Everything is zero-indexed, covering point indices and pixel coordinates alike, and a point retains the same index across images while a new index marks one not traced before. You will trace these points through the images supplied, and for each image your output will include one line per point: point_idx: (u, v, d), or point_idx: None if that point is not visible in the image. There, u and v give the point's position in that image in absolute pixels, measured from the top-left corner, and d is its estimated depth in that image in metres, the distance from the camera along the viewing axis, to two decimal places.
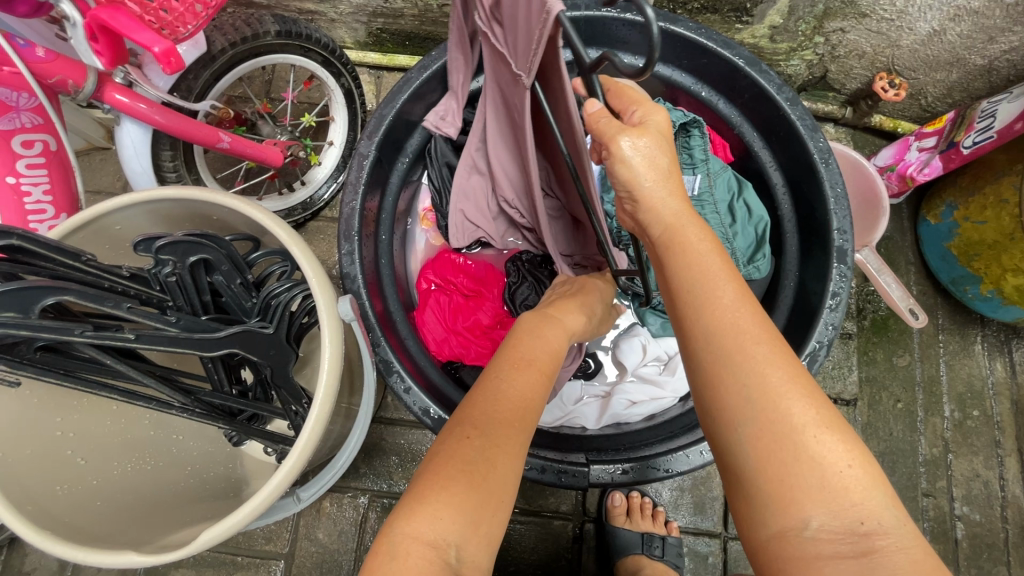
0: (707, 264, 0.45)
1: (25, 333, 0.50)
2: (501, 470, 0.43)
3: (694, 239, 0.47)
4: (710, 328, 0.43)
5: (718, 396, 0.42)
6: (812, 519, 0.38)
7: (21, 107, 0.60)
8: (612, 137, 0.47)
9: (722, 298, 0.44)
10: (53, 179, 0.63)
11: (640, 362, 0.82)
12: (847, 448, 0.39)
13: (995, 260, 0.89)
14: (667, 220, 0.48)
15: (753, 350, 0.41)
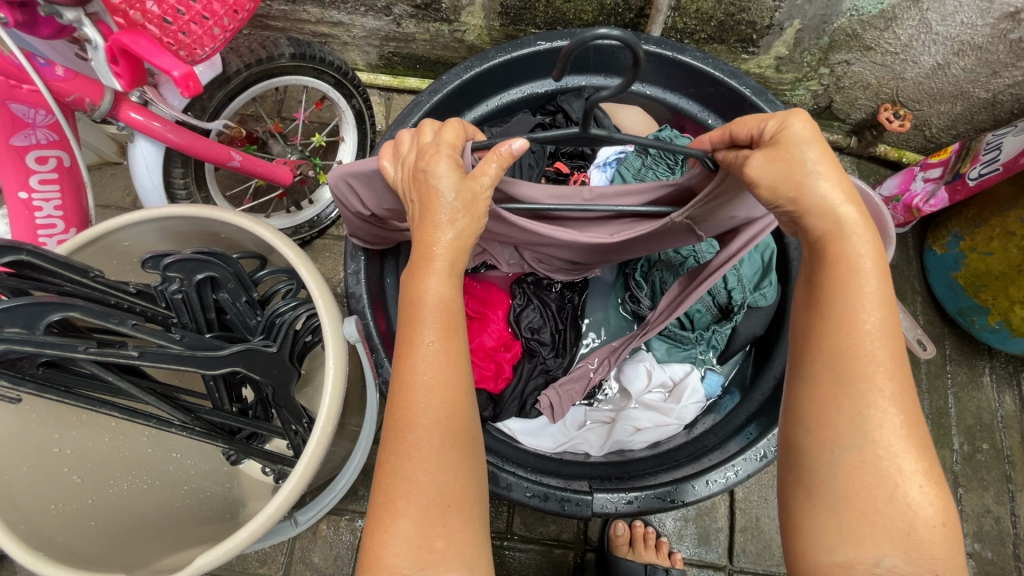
0: (864, 284, 0.41)
1: (28, 350, 0.49)
2: (447, 495, 0.39)
3: (856, 254, 0.41)
4: (839, 345, 0.41)
5: (823, 413, 0.41)
6: (885, 560, 0.38)
7: (38, 123, 0.59)
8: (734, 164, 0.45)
9: (867, 322, 0.40)
10: (64, 196, 0.64)
11: (645, 388, 0.81)
12: (938, 504, 0.39)
13: (1002, 291, 0.88)
14: (826, 222, 0.42)
15: (881, 384, 0.40)
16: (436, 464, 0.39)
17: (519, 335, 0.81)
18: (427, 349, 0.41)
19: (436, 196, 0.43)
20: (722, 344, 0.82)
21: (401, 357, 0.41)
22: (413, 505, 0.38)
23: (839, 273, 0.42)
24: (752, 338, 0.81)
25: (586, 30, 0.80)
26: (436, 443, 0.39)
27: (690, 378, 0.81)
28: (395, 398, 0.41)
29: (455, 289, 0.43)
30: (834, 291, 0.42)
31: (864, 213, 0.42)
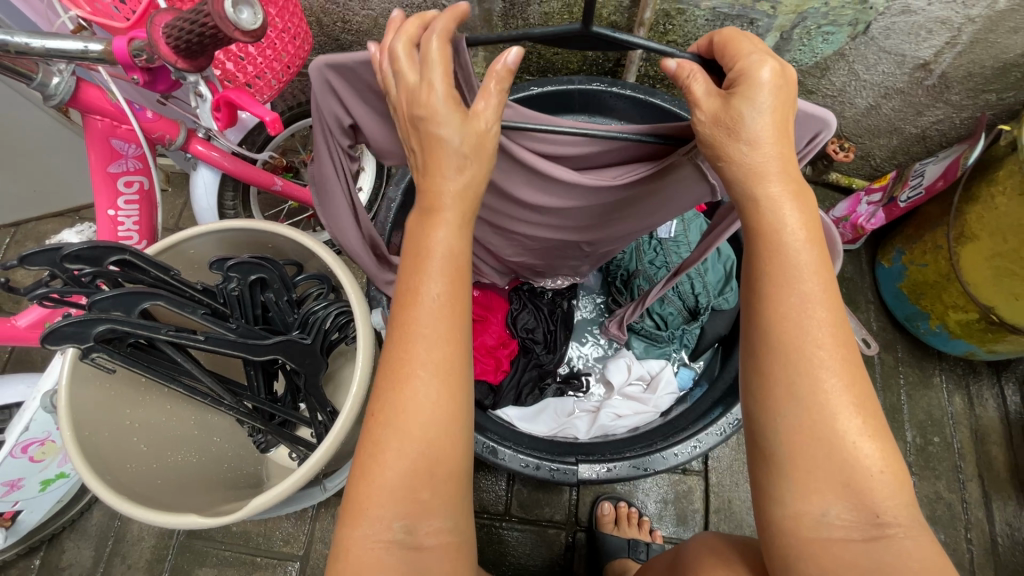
0: (797, 257, 0.43)
1: (128, 330, 0.61)
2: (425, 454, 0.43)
3: (787, 230, 0.44)
4: (769, 320, 0.43)
5: (765, 384, 0.44)
6: (830, 509, 0.41)
7: (129, 155, 0.74)
8: (697, 101, 0.46)
9: (797, 294, 0.43)
10: (141, 213, 0.77)
11: (625, 381, 0.93)
12: (881, 452, 0.42)
13: (938, 298, 1.01)
14: (753, 193, 0.45)
15: (813, 351, 0.42)
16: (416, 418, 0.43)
17: (515, 335, 0.94)
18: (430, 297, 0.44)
19: (443, 144, 0.45)
20: (692, 341, 0.95)
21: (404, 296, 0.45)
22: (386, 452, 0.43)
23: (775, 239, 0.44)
24: (718, 336, 0.94)
25: (572, 77, 0.95)
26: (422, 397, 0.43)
27: (665, 371, 0.93)
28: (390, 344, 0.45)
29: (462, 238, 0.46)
30: (761, 265, 0.44)
31: (793, 187, 0.45)
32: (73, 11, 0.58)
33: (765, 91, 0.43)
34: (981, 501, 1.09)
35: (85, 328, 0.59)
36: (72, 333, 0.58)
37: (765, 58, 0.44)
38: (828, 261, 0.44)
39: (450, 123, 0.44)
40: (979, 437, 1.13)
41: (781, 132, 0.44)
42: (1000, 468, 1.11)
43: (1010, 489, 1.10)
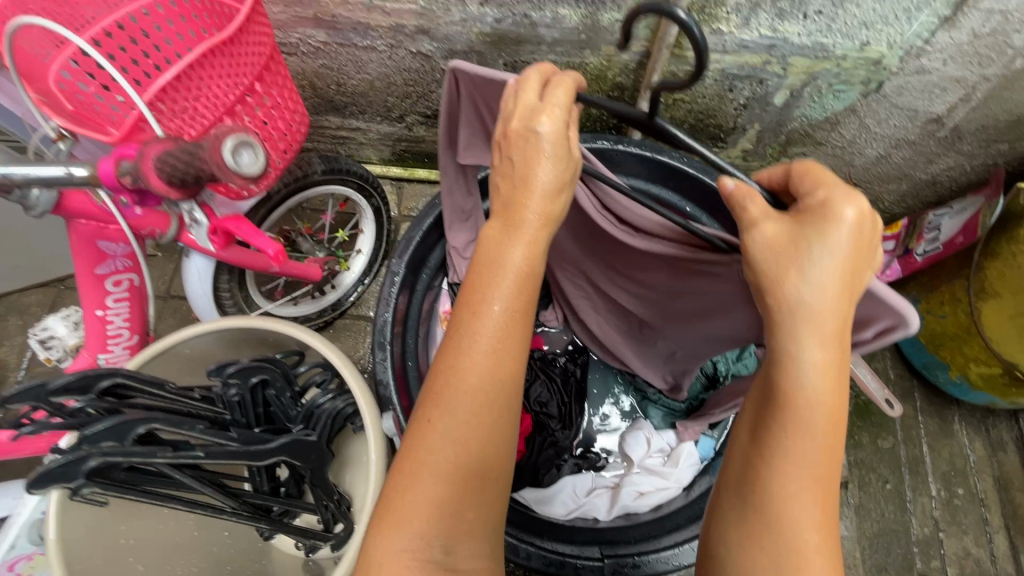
0: (812, 413, 0.39)
1: (122, 461, 0.57)
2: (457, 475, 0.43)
3: (804, 388, 0.39)
4: (762, 482, 0.40)
5: (739, 556, 0.40)
6: None
7: (117, 254, 0.69)
8: (754, 221, 0.44)
9: (804, 449, 0.39)
10: (131, 309, 0.73)
11: (645, 455, 0.90)
12: None
13: (958, 351, 0.99)
14: (770, 336, 0.41)
15: (801, 529, 0.38)
16: (465, 434, 0.43)
17: (528, 409, 0.92)
18: (491, 316, 0.44)
19: (517, 198, 0.47)
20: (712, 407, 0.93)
21: (476, 303, 0.45)
22: (425, 465, 0.43)
23: (793, 427, 0.39)
24: None
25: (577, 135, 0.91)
26: (465, 405, 0.43)
27: (685, 443, 0.89)
28: (448, 349, 0.45)
29: (533, 259, 0.46)
30: (769, 415, 0.40)
31: (838, 351, 0.40)
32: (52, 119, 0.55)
33: (844, 227, 0.40)
34: (1010, 555, 1.06)
35: (75, 466, 0.55)
36: (60, 473, 0.54)
37: (851, 197, 0.41)
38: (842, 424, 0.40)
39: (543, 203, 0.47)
40: (1004, 485, 1.10)
41: (846, 275, 0.40)
42: None
43: None
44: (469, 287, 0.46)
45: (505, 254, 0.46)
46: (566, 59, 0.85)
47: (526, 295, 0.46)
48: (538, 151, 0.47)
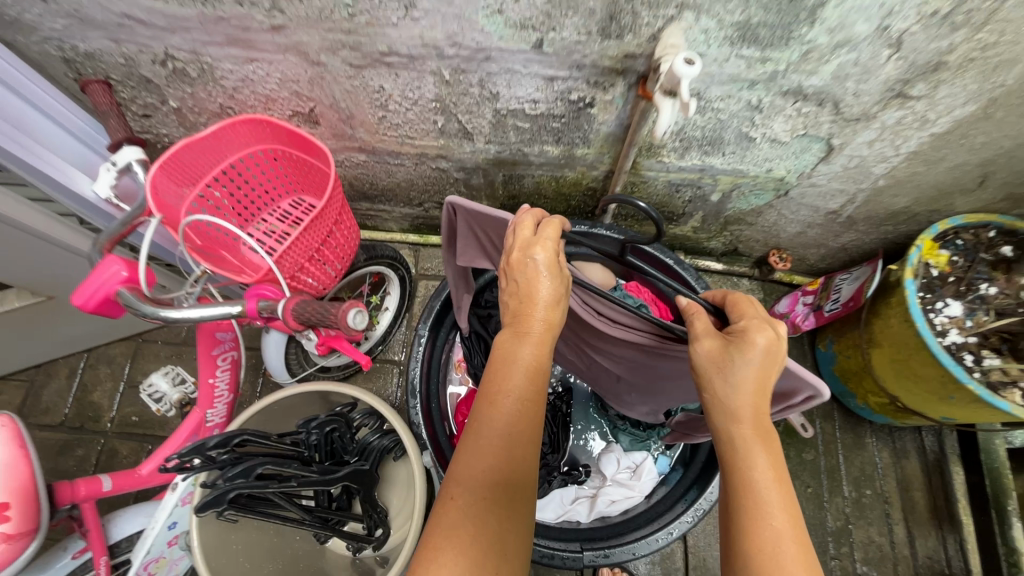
0: (750, 448, 0.61)
1: (250, 490, 0.82)
2: (481, 537, 0.53)
3: (740, 432, 0.62)
4: (743, 504, 0.57)
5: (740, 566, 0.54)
6: None
7: (225, 339, 0.95)
8: (700, 334, 0.69)
9: (754, 471, 0.59)
10: (230, 376, 0.99)
11: (616, 471, 1.17)
12: None
13: (860, 384, 1.27)
14: (723, 413, 0.64)
15: (773, 533, 0.54)
16: (490, 500, 0.55)
17: None
18: (509, 403, 0.60)
19: (533, 308, 0.66)
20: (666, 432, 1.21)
21: (496, 390, 0.61)
22: (450, 534, 0.53)
23: (745, 485, 0.58)
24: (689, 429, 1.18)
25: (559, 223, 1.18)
26: (495, 462, 0.57)
27: (647, 462, 1.16)
28: (473, 427, 0.60)
29: (539, 356, 0.65)
30: (733, 458, 0.61)
31: (757, 430, 0.62)
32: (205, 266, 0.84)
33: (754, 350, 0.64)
34: (906, 540, 1.35)
35: (222, 495, 0.81)
36: (213, 500, 0.80)
37: (763, 326, 0.66)
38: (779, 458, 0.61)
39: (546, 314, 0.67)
40: (904, 485, 1.39)
41: (756, 380, 0.64)
42: (921, 510, 1.38)
43: (929, 527, 1.37)
44: (491, 380, 0.63)
45: (518, 354, 0.64)
46: (551, 173, 1.11)
47: (535, 385, 0.63)
48: (538, 274, 0.67)
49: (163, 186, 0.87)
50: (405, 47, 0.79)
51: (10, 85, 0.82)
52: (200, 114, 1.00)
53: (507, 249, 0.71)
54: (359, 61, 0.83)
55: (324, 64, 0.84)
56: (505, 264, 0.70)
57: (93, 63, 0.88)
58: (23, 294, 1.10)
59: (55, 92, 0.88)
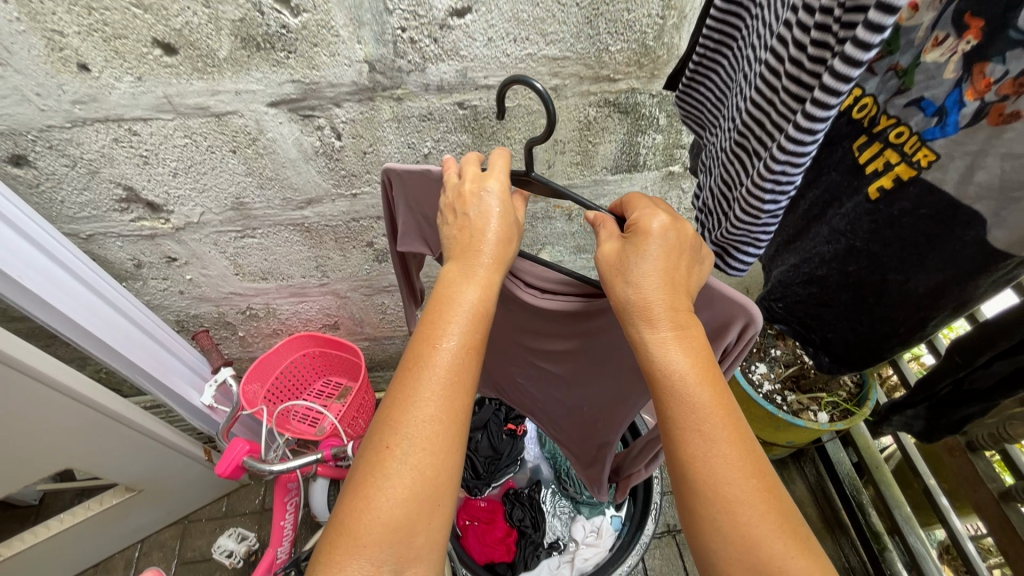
0: (664, 344, 0.58)
1: None
2: (416, 498, 0.53)
3: (653, 335, 0.59)
4: (661, 398, 0.58)
5: (683, 453, 0.55)
6: (763, 533, 0.51)
7: (291, 488, 1.34)
8: (603, 240, 0.65)
9: (674, 370, 0.57)
10: (293, 515, 1.36)
11: (585, 534, 1.57)
12: (769, 495, 0.53)
13: None
14: (631, 318, 0.61)
15: (702, 418, 0.55)
16: (428, 444, 0.55)
17: (513, 524, 1.57)
18: (451, 346, 0.60)
19: (470, 250, 0.65)
20: (614, 498, 1.64)
21: (431, 343, 0.60)
22: (380, 479, 0.54)
23: (668, 393, 0.57)
24: None
25: None
26: (423, 404, 0.57)
27: (604, 521, 1.58)
28: (402, 377, 0.60)
29: (483, 298, 0.64)
30: (645, 361, 0.60)
31: (672, 323, 0.58)
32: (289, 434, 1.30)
33: (652, 237, 0.60)
34: None
35: None
36: None
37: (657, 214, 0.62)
38: (700, 345, 0.58)
39: (491, 251, 0.65)
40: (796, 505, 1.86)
41: (664, 269, 0.59)
42: (814, 521, 1.83)
43: (824, 534, 1.80)
44: (423, 334, 0.61)
45: (461, 298, 0.63)
46: None
47: (478, 329, 0.63)
48: (493, 210, 0.66)
49: (248, 387, 1.35)
50: None
51: (164, 345, 1.28)
52: (257, 337, 1.51)
53: (450, 186, 0.69)
54: (371, 291, 1.40)
55: (348, 295, 1.41)
56: (453, 198, 0.68)
57: (195, 320, 1.39)
58: (117, 491, 1.45)
59: (183, 342, 1.34)
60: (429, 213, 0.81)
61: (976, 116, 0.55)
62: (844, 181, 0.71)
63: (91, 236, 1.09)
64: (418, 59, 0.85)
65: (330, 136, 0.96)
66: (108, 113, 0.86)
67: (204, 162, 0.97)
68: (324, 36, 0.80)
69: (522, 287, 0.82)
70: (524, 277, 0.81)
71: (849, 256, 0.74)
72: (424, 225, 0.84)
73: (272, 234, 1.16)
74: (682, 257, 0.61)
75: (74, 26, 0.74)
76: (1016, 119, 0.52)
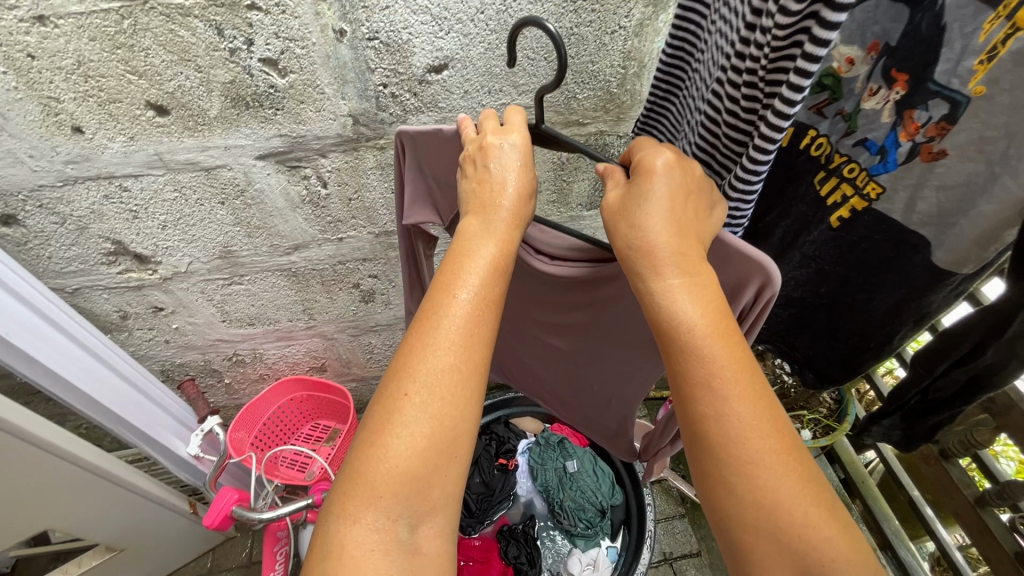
0: (673, 291, 0.53)
1: None
2: (427, 462, 0.52)
3: (663, 282, 0.54)
4: (671, 348, 0.54)
5: (694, 405, 0.53)
6: (776, 484, 0.49)
7: (280, 537, 1.31)
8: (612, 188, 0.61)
9: (683, 321, 0.53)
10: (283, 565, 1.32)
11: (582, 569, 1.55)
12: (784, 446, 0.51)
13: None
14: (636, 263, 0.56)
15: (716, 369, 0.52)
16: (439, 399, 0.53)
17: (509, 563, 1.56)
18: (462, 302, 0.56)
19: (485, 199, 0.62)
20: (608, 528, 1.61)
21: (441, 303, 0.56)
22: (390, 433, 0.52)
23: (678, 343, 0.53)
24: (621, 520, 1.63)
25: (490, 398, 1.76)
26: (432, 361, 0.54)
27: (600, 554, 1.56)
28: (410, 334, 0.56)
29: (503, 253, 0.60)
30: (652, 309, 0.55)
31: (684, 268, 0.54)
32: (278, 481, 1.29)
33: (656, 177, 0.56)
34: None
35: None
36: None
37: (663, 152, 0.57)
38: (714, 294, 0.54)
39: (511, 202, 0.61)
40: None
41: (671, 209, 0.55)
42: None
43: None
44: (434, 291, 0.57)
45: (471, 248, 0.59)
46: None
47: (494, 281, 0.59)
48: (510, 161, 0.63)
49: (236, 434, 1.36)
50: (385, 321, 1.40)
51: (149, 396, 1.27)
52: (244, 384, 1.50)
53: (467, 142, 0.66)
54: (358, 332, 1.42)
55: (335, 337, 1.42)
56: (472, 150, 0.64)
57: (181, 369, 1.38)
58: (97, 552, 1.39)
59: (168, 391, 1.33)
60: (442, 179, 0.78)
61: (911, 154, 0.63)
62: (811, 213, 0.74)
63: (77, 290, 1.09)
64: (400, 111, 0.91)
65: (316, 185, 1.00)
66: (100, 172, 0.89)
67: (193, 214, 1.01)
68: (310, 94, 0.85)
69: (534, 257, 0.80)
70: (536, 247, 0.80)
71: (820, 280, 0.80)
72: (437, 196, 0.80)
73: (260, 279, 1.18)
74: (694, 201, 0.56)
75: (71, 93, 0.78)
76: (944, 155, 0.60)
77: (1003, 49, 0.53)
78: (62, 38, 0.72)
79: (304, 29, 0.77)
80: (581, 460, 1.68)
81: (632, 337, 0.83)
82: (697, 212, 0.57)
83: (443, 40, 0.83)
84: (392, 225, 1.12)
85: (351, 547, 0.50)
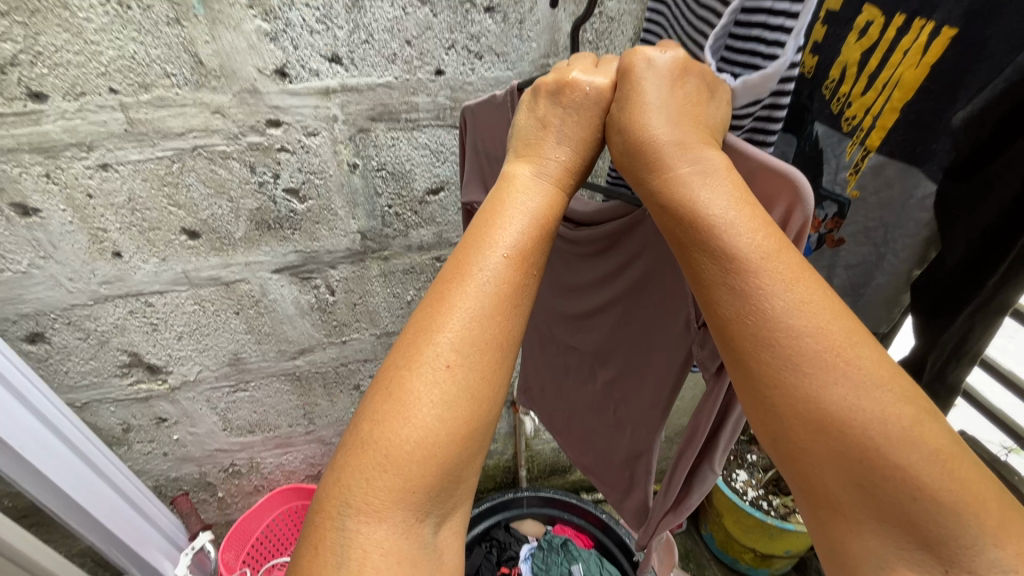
0: (690, 187, 0.49)
1: None
2: (462, 458, 0.46)
3: (674, 176, 0.50)
4: (695, 245, 0.49)
5: (725, 307, 0.47)
6: (839, 388, 0.42)
7: None
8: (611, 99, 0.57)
9: (708, 214, 0.48)
10: None
11: None
12: (848, 346, 0.44)
13: (732, 547, 1.73)
14: (638, 166, 0.53)
15: (754, 262, 0.46)
16: (472, 376, 0.47)
17: None
18: (496, 260, 0.51)
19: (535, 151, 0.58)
20: None
21: (476, 260, 0.51)
22: (413, 409, 0.45)
23: (698, 234, 0.48)
24: None
25: (485, 502, 1.70)
26: (471, 331, 0.48)
27: None
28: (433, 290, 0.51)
29: (547, 211, 0.55)
30: (667, 207, 0.51)
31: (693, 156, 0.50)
32: None
33: (640, 77, 0.53)
34: None
35: None
36: None
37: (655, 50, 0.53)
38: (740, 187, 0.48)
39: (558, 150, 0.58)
40: None
41: (671, 102, 0.52)
42: None
43: None
44: (469, 241, 0.52)
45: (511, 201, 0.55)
46: None
47: (531, 242, 0.53)
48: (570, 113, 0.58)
49: (225, 554, 1.31)
50: None
51: (143, 512, 1.24)
52: (237, 496, 1.47)
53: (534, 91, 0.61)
54: None
55: (333, 441, 1.43)
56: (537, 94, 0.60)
57: (174, 483, 1.36)
58: None
59: (161, 508, 1.30)
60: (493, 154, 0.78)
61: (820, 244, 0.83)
62: None
63: (85, 403, 1.13)
64: (402, 227, 1.05)
65: (325, 293, 1.10)
66: (130, 290, 0.99)
67: (209, 323, 1.08)
68: (325, 216, 0.99)
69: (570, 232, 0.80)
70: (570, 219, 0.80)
71: None
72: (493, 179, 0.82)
73: (264, 385, 1.23)
74: (684, 85, 0.52)
75: (118, 224, 0.90)
76: (841, 243, 0.80)
77: (862, 165, 0.73)
78: (119, 180, 0.85)
79: (324, 164, 0.92)
80: (586, 563, 1.61)
81: (649, 323, 0.77)
82: (693, 104, 0.52)
83: (440, 168, 0.99)
84: (393, 326, 1.21)
85: (368, 556, 0.42)
